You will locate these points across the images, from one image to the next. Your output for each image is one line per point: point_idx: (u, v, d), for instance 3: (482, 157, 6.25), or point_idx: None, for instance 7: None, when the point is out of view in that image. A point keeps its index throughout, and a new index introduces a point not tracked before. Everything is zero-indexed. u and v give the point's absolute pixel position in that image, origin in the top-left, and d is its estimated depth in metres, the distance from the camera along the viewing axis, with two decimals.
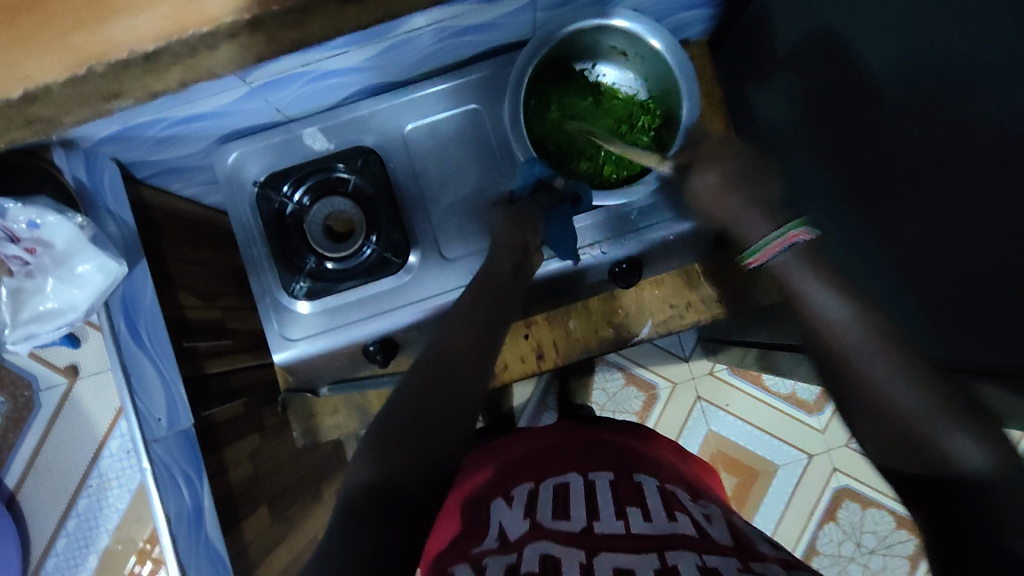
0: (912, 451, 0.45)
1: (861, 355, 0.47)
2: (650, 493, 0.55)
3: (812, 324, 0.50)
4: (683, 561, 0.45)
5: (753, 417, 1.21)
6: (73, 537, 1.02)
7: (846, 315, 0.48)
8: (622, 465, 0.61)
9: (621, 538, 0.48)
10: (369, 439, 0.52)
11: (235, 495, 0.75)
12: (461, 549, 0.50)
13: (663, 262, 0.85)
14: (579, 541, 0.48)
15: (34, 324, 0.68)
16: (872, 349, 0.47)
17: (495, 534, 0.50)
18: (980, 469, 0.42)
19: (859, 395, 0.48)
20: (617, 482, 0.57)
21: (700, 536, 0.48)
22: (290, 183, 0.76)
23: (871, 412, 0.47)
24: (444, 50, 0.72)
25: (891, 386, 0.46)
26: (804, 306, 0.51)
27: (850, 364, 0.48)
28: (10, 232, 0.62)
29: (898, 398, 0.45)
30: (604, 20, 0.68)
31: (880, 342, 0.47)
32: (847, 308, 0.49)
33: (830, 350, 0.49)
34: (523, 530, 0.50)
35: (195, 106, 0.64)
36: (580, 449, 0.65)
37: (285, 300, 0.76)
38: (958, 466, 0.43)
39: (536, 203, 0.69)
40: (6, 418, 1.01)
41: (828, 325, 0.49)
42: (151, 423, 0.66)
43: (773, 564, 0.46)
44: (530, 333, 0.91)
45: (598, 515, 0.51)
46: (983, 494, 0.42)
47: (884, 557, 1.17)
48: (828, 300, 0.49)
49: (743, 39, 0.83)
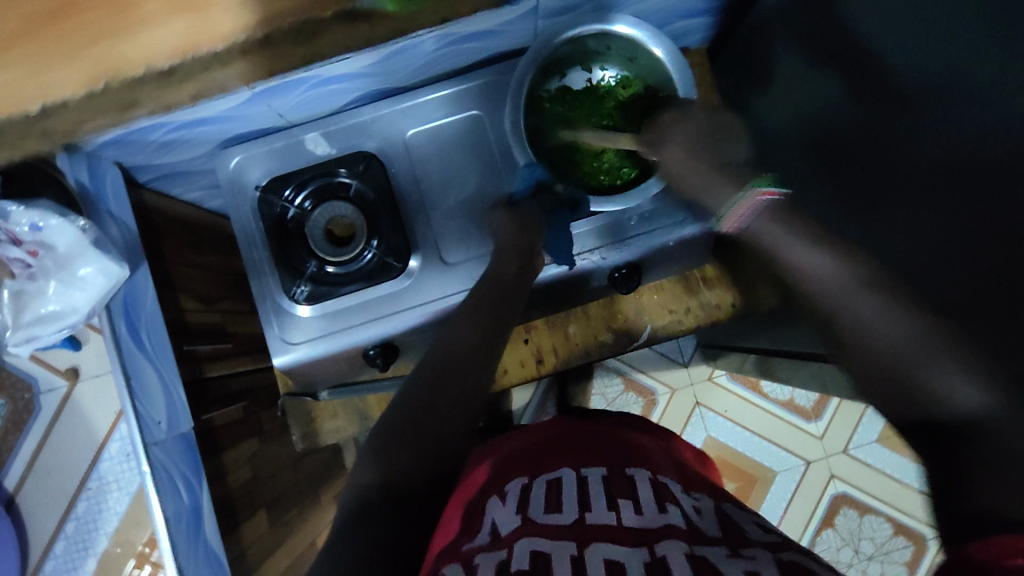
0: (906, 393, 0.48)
1: (841, 299, 0.52)
2: (643, 487, 0.55)
3: (789, 273, 0.56)
4: (672, 551, 0.44)
5: (750, 422, 1.22)
6: (72, 540, 1.01)
7: (826, 264, 0.53)
8: (617, 458, 0.61)
9: (613, 529, 0.47)
10: (370, 443, 0.52)
11: (233, 499, 0.75)
12: (451, 546, 0.46)
13: (664, 268, 0.85)
14: (569, 535, 0.46)
15: (36, 327, 0.69)
16: (853, 291, 0.51)
17: (486, 530, 0.48)
18: (974, 410, 0.45)
19: (849, 333, 0.51)
20: (610, 477, 0.56)
21: (688, 527, 0.47)
22: (292, 188, 0.77)
23: (861, 347, 0.50)
24: (446, 57, 0.71)
25: (888, 329, 0.49)
26: (791, 267, 0.55)
27: (837, 307, 0.52)
28: (12, 233, 0.64)
29: (893, 339, 0.48)
30: (608, 25, 0.68)
31: (860, 285, 0.51)
32: (833, 261, 0.53)
33: (803, 290, 0.54)
34: (513, 525, 0.48)
35: (198, 110, 0.64)
36: (574, 444, 0.65)
37: (286, 304, 0.76)
38: (951, 406, 0.46)
39: (536, 206, 0.70)
40: (7, 420, 1.01)
41: (808, 276, 0.54)
42: (150, 427, 0.66)
43: (761, 551, 0.45)
44: (529, 338, 0.91)
45: (590, 506, 0.50)
46: (978, 431, 0.45)
47: (882, 564, 1.18)
48: (804, 253, 0.54)
49: (741, 48, 0.84)
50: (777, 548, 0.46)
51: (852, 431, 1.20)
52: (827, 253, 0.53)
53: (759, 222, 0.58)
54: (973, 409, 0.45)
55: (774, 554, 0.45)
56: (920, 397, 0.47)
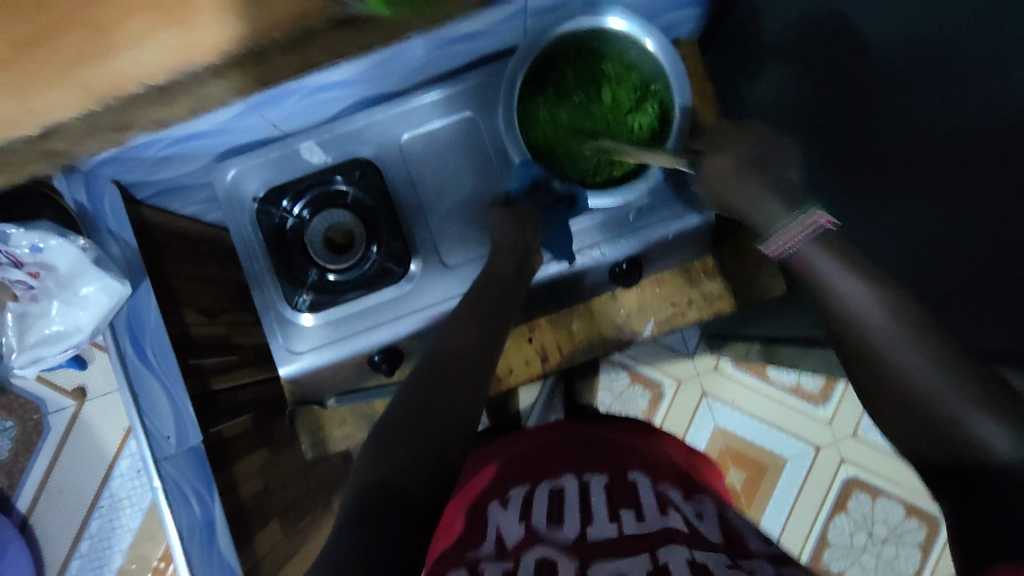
0: (940, 441, 0.45)
1: (888, 342, 0.47)
2: (643, 492, 0.55)
3: (831, 304, 0.49)
4: (674, 557, 0.44)
5: (758, 411, 1.22)
6: (88, 558, 1.02)
7: (871, 299, 0.47)
8: (616, 463, 0.62)
9: (614, 540, 0.47)
10: (374, 441, 0.52)
11: (246, 510, 0.75)
12: (459, 552, 0.50)
13: (664, 260, 0.85)
14: (574, 549, 0.47)
15: (41, 347, 0.69)
16: (905, 338, 0.46)
17: (492, 538, 0.50)
18: (1002, 455, 0.43)
19: (887, 378, 0.48)
20: (612, 485, 0.57)
21: (690, 533, 0.48)
22: (289, 198, 0.77)
23: (898, 395, 0.47)
24: (437, 59, 0.71)
25: (924, 373, 0.45)
26: (830, 296, 0.49)
27: (879, 352, 0.47)
28: (14, 256, 0.64)
29: (931, 386, 0.45)
30: (600, 20, 0.68)
31: (914, 330, 0.46)
32: (879, 301, 0.47)
33: (846, 330, 0.49)
34: (518, 536, 0.49)
35: (192, 124, 0.64)
36: (577, 449, 0.65)
37: (288, 314, 0.76)
38: (983, 453, 0.43)
39: (534, 203, 0.69)
40: (17, 442, 1.02)
41: (853, 311, 0.48)
42: (159, 441, 0.66)
43: (763, 562, 0.44)
44: (533, 337, 0.91)
45: (591, 517, 0.51)
46: (1003, 476, 0.42)
47: (896, 546, 1.17)
48: (849, 285, 0.48)
49: (733, 35, 0.83)
50: (779, 561, 0.45)
51: (860, 415, 1.20)
52: (871, 285, 0.47)
53: (809, 250, 0.49)
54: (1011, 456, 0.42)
55: (776, 566, 0.44)
56: (951, 442, 0.45)
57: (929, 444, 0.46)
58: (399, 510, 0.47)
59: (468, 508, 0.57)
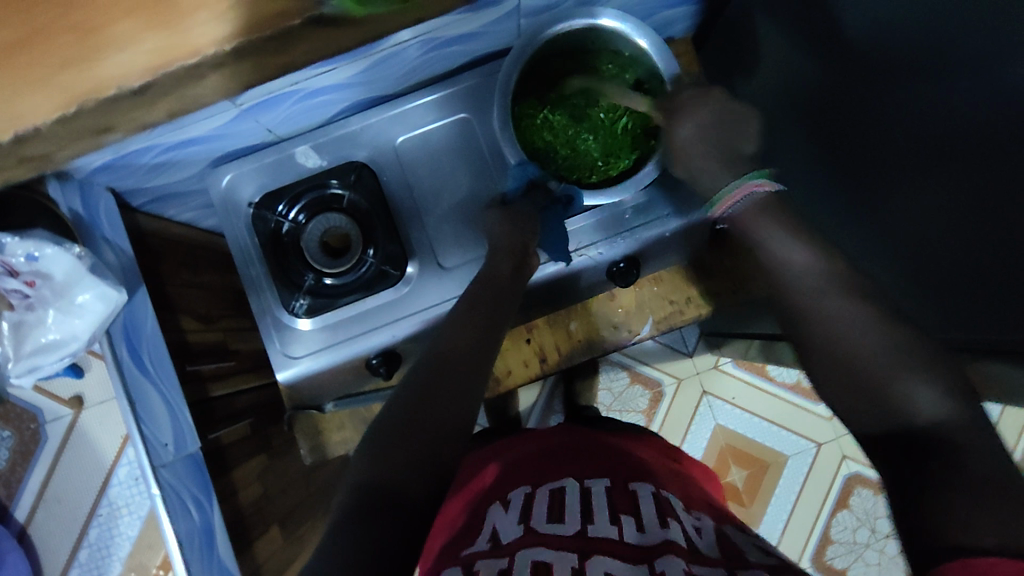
0: (874, 399, 0.48)
1: (817, 297, 0.54)
2: (646, 501, 0.54)
3: (773, 269, 0.58)
4: (671, 568, 0.44)
5: (759, 408, 1.21)
6: (87, 567, 1.01)
7: (806, 259, 0.56)
8: (617, 471, 0.61)
9: (614, 544, 0.47)
10: (371, 440, 0.52)
11: (246, 516, 0.75)
12: (452, 550, 0.49)
13: (660, 259, 0.85)
14: (571, 546, 0.47)
15: (37, 356, 0.69)
16: (832, 293, 0.53)
17: (488, 536, 0.50)
18: (932, 412, 0.45)
19: (823, 339, 0.52)
20: (612, 490, 0.57)
21: (687, 547, 0.47)
22: (285, 203, 0.77)
23: (835, 358, 0.51)
24: (431, 61, 0.71)
25: (858, 332, 0.50)
26: (772, 257, 0.58)
27: (809, 310, 0.54)
28: (9, 265, 0.64)
29: (865, 343, 0.50)
30: (592, 19, 0.68)
31: (840, 287, 0.53)
32: (814, 266, 0.55)
33: (784, 289, 0.56)
34: (515, 534, 0.49)
35: (186, 130, 0.64)
36: (577, 455, 0.64)
37: (286, 318, 0.76)
38: (910, 411, 0.46)
39: (529, 204, 0.70)
40: (15, 452, 1.02)
41: (791, 271, 0.56)
42: (157, 449, 0.66)
43: (759, 571, 0.45)
44: (532, 337, 0.91)
45: (591, 518, 0.51)
46: (937, 436, 0.44)
47: (899, 542, 1.17)
48: (791, 246, 0.57)
49: (726, 33, 0.83)
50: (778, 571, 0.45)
51: None
52: (810, 250, 0.56)
53: (747, 210, 0.60)
54: (934, 415, 0.45)
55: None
56: (882, 403, 0.48)
57: (874, 413, 0.48)
58: (397, 512, 0.47)
59: (466, 509, 0.56)
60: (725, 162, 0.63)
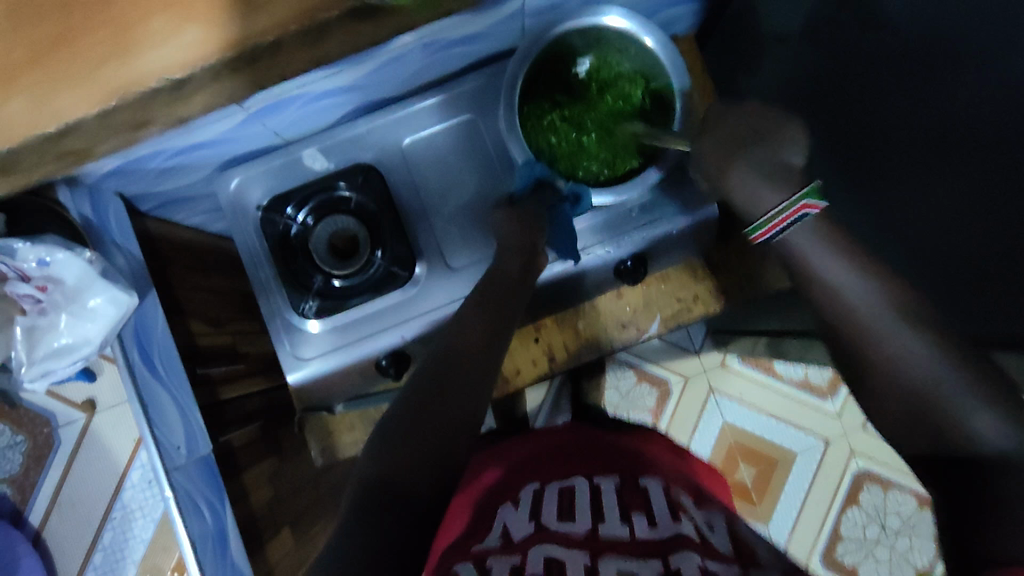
0: (930, 423, 0.50)
1: (886, 331, 0.52)
2: (657, 498, 0.56)
3: (824, 297, 0.55)
4: (686, 563, 0.44)
5: (767, 405, 1.21)
6: (100, 571, 1.02)
7: (862, 286, 0.53)
8: (625, 471, 0.62)
9: (626, 541, 0.48)
10: (384, 435, 0.52)
11: (258, 518, 0.75)
12: (462, 545, 0.49)
13: (667, 256, 0.85)
14: (584, 545, 0.47)
15: (50, 360, 0.69)
16: (894, 326, 0.52)
17: (499, 533, 0.51)
18: (997, 445, 0.47)
19: (881, 370, 0.53)
20: (623, 488, 0.58)
21: (700, 541, 0.48)
22: (293, 205, 0.77)
23: (897, 395, 0.52)
24: (436, 63, 0.71)
25: (908, 363, 0.51)
26: (827, 284, 0.55)
27: (866, 345, 0.53)
28: (22, 271, 0.63)
29: (918, 374, 0.51)
30: (598, 18, 0.69)
31: (905, 322, 0.51)
32: (873, 289, 0.53)
33: (835, 324, 0.55)
34: (526, 532, 0.50)
35: (194, 134, 0.65)
36: (583, 456, 0.65)
37: (295, 320, 0.76)
38: (975, 443, 0.48)
39: (539, 201, 0.69)
40: (28, 456, 1.02)
41: (851, 304, 0.54)
42: (170, 452, 0.66)
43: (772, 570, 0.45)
44: (540, 336, 0.91)
45: (602, 518, 0.52)
46: (998, 469, 0.47)
47: (909, 538, 1.17)
48: (849, 275, 0.54)
49: (732, 30, 0.84)
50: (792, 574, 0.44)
51: None
52: (871, 277, 0.53)
53: (797, 235, 0.56)
54: (999, 443, 0.47)
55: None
56: (949, 434, 0.49)
57: (926, 432, 0.51)
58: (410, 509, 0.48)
59: (477, 499, 0.57)
60: (763, 176, 0.57)
